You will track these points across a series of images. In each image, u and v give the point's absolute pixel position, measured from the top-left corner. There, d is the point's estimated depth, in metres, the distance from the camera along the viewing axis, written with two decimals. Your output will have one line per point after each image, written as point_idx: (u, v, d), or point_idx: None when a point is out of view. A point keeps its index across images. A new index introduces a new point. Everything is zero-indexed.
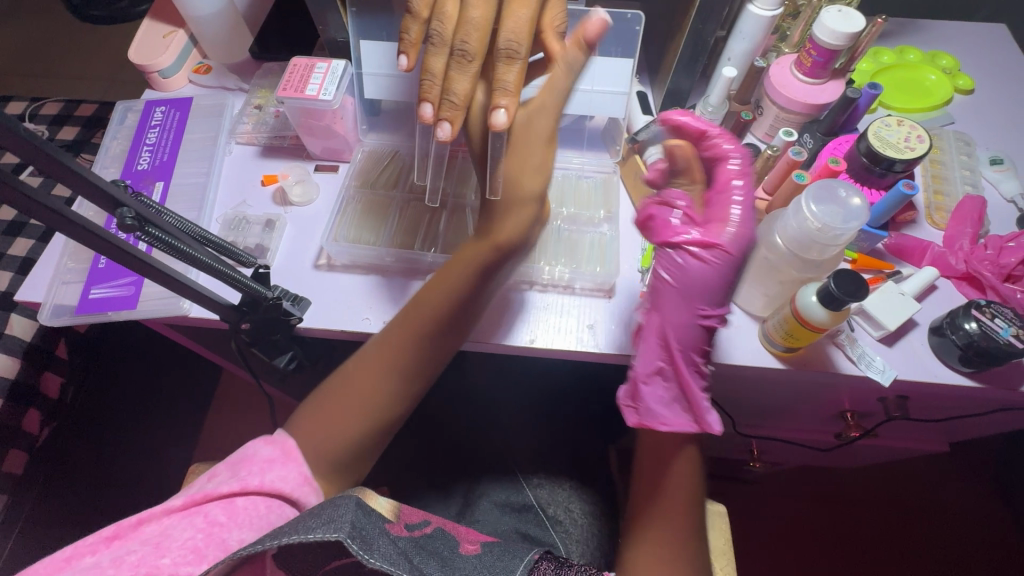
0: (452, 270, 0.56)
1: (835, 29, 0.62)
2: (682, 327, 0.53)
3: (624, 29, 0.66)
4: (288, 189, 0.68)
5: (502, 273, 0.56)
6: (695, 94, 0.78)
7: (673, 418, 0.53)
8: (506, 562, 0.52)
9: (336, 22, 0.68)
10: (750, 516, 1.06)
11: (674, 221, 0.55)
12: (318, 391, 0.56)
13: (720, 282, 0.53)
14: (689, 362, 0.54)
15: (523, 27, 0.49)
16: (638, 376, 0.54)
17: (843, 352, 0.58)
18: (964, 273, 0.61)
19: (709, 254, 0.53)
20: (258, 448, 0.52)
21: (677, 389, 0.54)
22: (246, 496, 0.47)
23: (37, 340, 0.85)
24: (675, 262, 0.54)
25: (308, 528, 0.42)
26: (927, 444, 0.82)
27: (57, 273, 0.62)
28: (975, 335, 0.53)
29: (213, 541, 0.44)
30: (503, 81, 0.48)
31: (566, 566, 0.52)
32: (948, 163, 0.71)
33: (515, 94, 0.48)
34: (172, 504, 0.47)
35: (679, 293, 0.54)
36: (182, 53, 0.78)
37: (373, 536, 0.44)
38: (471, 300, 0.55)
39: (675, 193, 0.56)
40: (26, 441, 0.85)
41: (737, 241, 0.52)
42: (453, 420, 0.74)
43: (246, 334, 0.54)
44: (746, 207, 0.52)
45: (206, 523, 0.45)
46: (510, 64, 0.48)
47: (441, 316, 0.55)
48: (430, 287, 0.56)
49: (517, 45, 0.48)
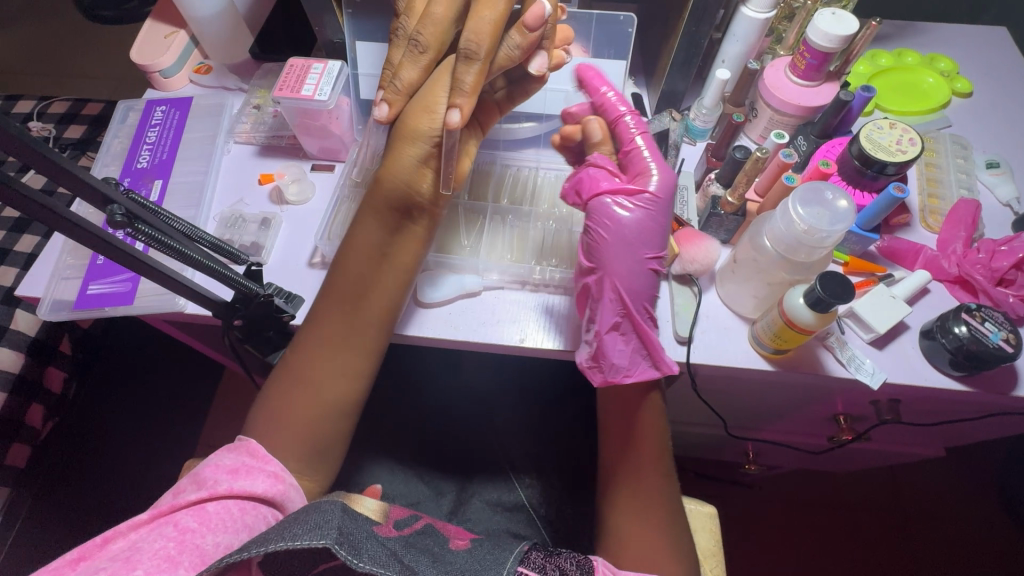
0: (365, 222, 0.55)
1: (829, 31, 0.62)
2: (630, 277, 0.55)
3: (616, 32, 0.67)
4: (284, 188, 0.69)
5: (414, 220, 0.56)
6: (690, 96, 0.78)
7: (636, 370, 0.55)
8: (496, 555, 0.51)
9: (332, 24, 0.69)
10: (747, 519, 1.05)
11: (601, 178, 0.57)
12: (274, 379, 0.55)
13: (655, 228, 0.55)
14: (643, 311, 0.55)
15: (489, 28, 0.46)
16: (601, 333, 0.54)
17: (833, 354, 0.58)
18: (956, 276, 0.61)
19: (637, 203, 0.55)
20: (221, 457, 0.50)
21: (638, 341, 0.55)
22: (217, 501, 0.45)
23: (42, 336, 0.86)
24: (614, 215, 0.55)
25: (294, 536, 0.42)
26: (923, 449, 0.82)
27: (57, 269, 0.63)
28: (964, 340, 0.53)
29: (188, 548, 0.42)
30: (459, 82, 0.47)
31: (554, 553, 0.51)
32: (944, 166, 0.71)
33: (472, 96, 0.47)
34: (138, 517, 0.44)
35: (622, 245, 0.55)
36: (183, 53, 0.79)
37: (361, 539, 0.44)
38: (389, 246, 0.55)
39: (597, 155, 0.58)
40: (29, 434, 0.86)
41: (663, 189, 0.56)
42: (446, 419, 0.74)
43: (239, 330, 0.55)
44: (654, 154, 0.56)
45: (177, 531, 0.43)
46: (469, 64, 0.46)
47: (370, 263, 0.55)
48: (351, 243, 0.56)
49: (473, 46, 0.46)
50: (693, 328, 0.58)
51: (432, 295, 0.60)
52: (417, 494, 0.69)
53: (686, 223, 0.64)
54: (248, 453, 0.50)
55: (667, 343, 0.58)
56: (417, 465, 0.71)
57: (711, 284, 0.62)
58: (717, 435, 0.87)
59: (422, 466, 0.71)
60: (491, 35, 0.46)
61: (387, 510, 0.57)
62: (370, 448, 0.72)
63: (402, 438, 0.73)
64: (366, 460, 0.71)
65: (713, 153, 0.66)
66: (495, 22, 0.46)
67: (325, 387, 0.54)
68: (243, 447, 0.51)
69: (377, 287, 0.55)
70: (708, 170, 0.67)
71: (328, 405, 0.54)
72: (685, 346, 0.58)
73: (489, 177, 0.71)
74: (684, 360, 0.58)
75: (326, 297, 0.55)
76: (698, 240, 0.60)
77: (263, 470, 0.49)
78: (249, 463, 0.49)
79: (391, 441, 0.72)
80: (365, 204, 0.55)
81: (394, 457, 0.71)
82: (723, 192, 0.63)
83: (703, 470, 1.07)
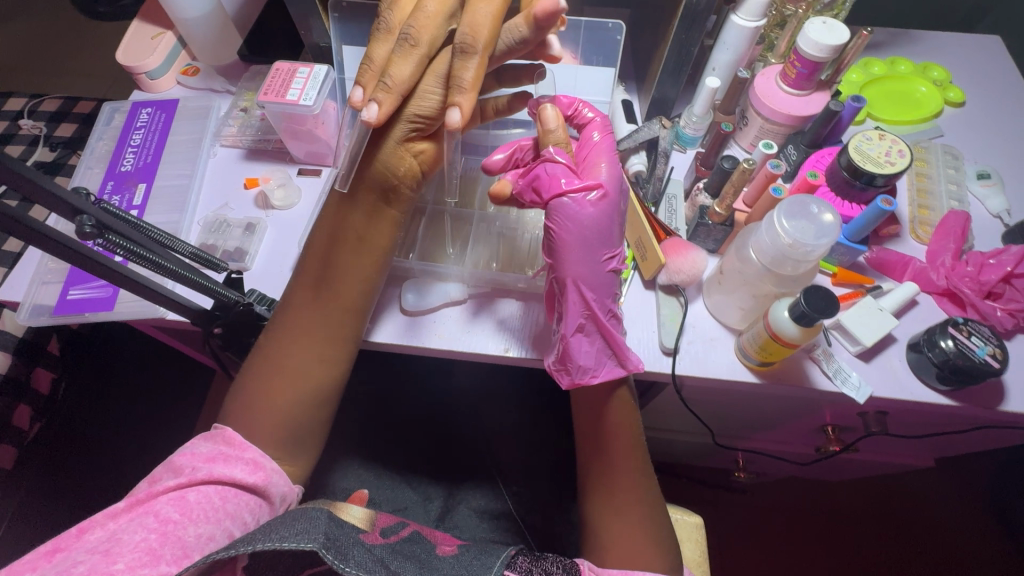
0: (340, 207, 0.54)
1: (819, 40, 0.61)
2: (591, 276, 0.52)
3: (604, 38, 0.67)
4: (269, 193, 0.68)
5: (391, 203, 0.55)
6: (681, 103, 0.78)
7: (603, 370, 0.54)
8: (482, 560, 0.50)
9: (319, 28, 0.69)
10: (738, 525, 1.05)
11: (558, 172, 0.51)
12: (246, 372, 0.54)
13: (611, 224, 0.53)
14: (605, 310, 0.53)
15: (486, 24, 0.46)
16: (567, 337, 0.53)
17: (819, 367, 0.57)
18: (944, 289, 0.61)
19: (594, 199, 0.51)
20: (196, 445, 0.49)
21: (603, 341, 0.54)
22: (196, 489, 0.45)
23: (30, 336, 0.86)
24: (570, 214, 0.51)
25: (281, 537, 0.41)
26: (913, 459, 0.81)
27: (38, 272, 0.62)
28: (950, 354, 0.53)
29: (170, 540, 0.41)
30: (461, 77, 0.46)
31: (541, 558, 0.50)
32: (934, 176, 0.71)
33: (471, 92, 0.46)
34: (115, 507, 0.43)
35: (581, 245, 0.52)
36: (170, 55, 0.78)
37: (347, 545, 0.43)
38: (364, 229, 0.54)
39: (555, 150, 0.52)
40: (16, 435, 0.85)
41: (613, 182, 0.53)
42: (432, 425, 0.73)
43: (218, 338, 0.55)
44: (607, 151, 0.54)
45: (158, 521, 0.41)
46: (466, 60, 0.46)
47: (340, 245, 0.54)
48: (324, 227, 0.55)
49: (475, 41, 0.45)
50: (679, 339, 0.58)
51: (414, 305, 0.60)
52: (403, 500, 0.68)
53: (674, 232, 0.63)
54: (224, 442, 0.49)
55: (653, 354, 0.58)
56: (402, 472, 0.70)
57: (698, 295, 0.62)
58: (706, 443, 0.87)
59: (407, 473, 0.70)
60: (491, 30, 0.46)
61: (373, 517, 0.55)
62: (355, 455, 0.71)
63: (387, 444, 0.72)
64: (351, 466, 0.70)
65: (702, 162, 0.66)
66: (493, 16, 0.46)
67: (303, 375, 0.53)
68: (219, 436, 0.50)
69: (341, 281, 0.54)
70: (697, 179, 0.66)
71: (298, 411, 0.53)
72: (671, 357, 0.58)
73: (476, 184, 0.70)
74: (670, 372, 0.57)
75: (291, 300, 0.54)
76: (685, 250, 0.59)
77: (240, 457, 0.49)
78: (225, 451, 0.49)
79: (375, 447, 0.71)
80: (341, 189, 0.54)
81: (378, 463, 0.70)
82: (711, 202, 0.62)
83: (694, 476, 1.07)
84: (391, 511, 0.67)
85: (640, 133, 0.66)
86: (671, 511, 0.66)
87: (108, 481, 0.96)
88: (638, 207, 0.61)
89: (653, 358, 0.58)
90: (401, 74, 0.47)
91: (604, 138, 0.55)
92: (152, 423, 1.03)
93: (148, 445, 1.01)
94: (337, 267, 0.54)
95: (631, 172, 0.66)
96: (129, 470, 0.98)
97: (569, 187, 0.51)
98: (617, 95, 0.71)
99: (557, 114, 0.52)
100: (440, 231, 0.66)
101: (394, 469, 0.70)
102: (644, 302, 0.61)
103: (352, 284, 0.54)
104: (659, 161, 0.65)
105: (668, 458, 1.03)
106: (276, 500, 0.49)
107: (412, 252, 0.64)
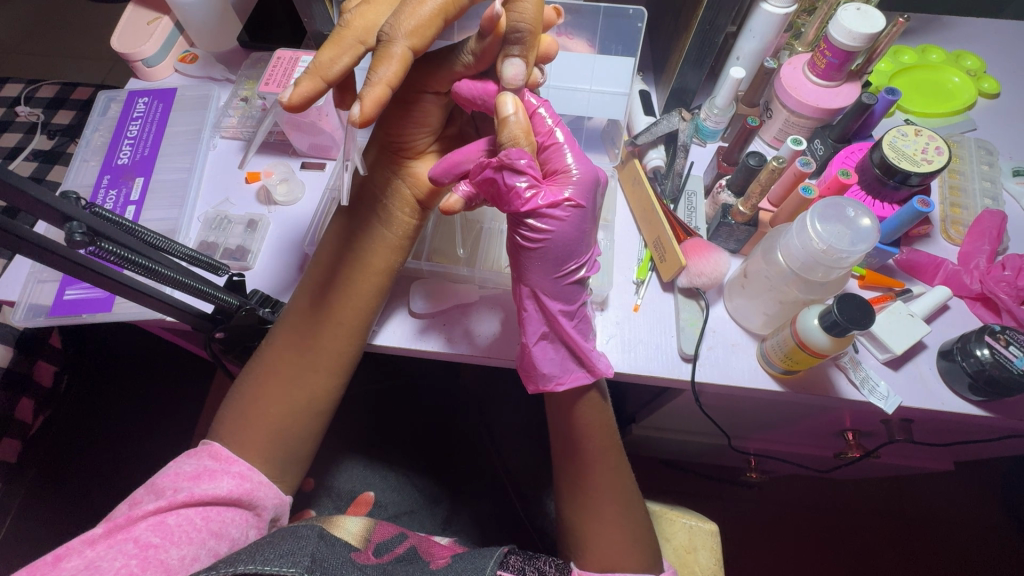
0: (342, 221, 0.55)
1: (853, 29, 0.57)
2: (552, 290, 0.49)
3: (626, 26, 0.64)
4: (272, 188, 0.65)
5: (386, 211, 0.54)
6: (701, 94, 0.74)
7: (569, 377, 0.51)
8: (475, 562, 0.47)
9: (322, 15, 0.66)
10: (748, 521, 1.03)
11: (520, 189, 0.44)
12: (245, 384, 0.52)
13: (580, 237, 0.47)
14: (567, 317, 0.50)
15: (425, 23, 0.39)
16: (530, 346, 0.50)
17: (846, 375, 0.54)
18: (979, 293, 0.58)
19: (560, 211, 0.46)
20: (181, 464, 0.48)
21: (567, 347, 0.51)
22: (176, 513, 0.43)
23: (29, 330, 0.82)
24: (537, 230, 0.46)
25: (265, 559, 0.39)
26: (935, 463, 0.79)
27: (32, 271, 0.59)
28: (986, 363, 0.50)
29: (152, 565, 0.39)
30: (371, 73, 0.37)
31: (532, 559, 0.49)
32: (967, 173, 0.67)
33: (387, 87, 0.37)
34: (91, 533, 0.41)
35: (546, 257, 0.48)
36: (168, 41, 0.75)
37: (335, 568, 0.41)
38: (357, 239, 0.53)
39: (512, 150, 0.44)
40: (19, 429, 0.82)
41: (585, 189, 0.47)
42: (441, 429, 0.71)
43: (221, 342, 0.53)
44: (578, 151, 0.48)
45: (138, 547, 0.40)
46: (388, 50, 0.38)
47: (343, 256, 0.53)
48: (328, 237, 0.55)
49: (396, 31, 0.38)
50: (699, 346, 0.55)
51: (430, 305, 0.57)
52: (410, 502, 0.66)
53: (695, 232, 0.61)
54: (210, 456, 0.48)
55: (670, 360, 0.55)
56: (406, 474, 0.68)
57: (718, 298, 0.59)
58: (718, 444, 0.85)
59: (413, 476, 0.68)
60: (428, 24, 0.39)
61: (369, 532, 0.52)
62: (359, 456, 0.69)
63: (392, 448, 0.69)
64: (356, 468, 0.68)
65: (724, 158, 0.63)
66: (434, 11, 0.39)
67: (298, 385, 0.51)
68: (205, 451, 0.49)
69: (347, 299, 0.52)
70: (719, 175, 0.63)
71: (292, 421, 0.51)
72: (691, 364, 0.55)
73: None
74: (689, 379, 0.55)
75: (292, 306, 0.53)
76: (707, 252, 0.57)
77: (226, 471, 0.47)
78: (210, 467, 0.47)
79: (380, 448, 0.69)
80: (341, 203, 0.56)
81: (385, 465, 0.68)
82: (734, 201, 0.59)
83: (703, 470, 1.05)
84: (396, 515, 0.65)
85: (659, 126, 0.61)
86: (683, 518, 0.63)
87: (109, 475, 0.94)
88: (657, 206, 0.59)
89: (672, 366, 0.55)
90: (331, 65, 0.38)
91: (559, 125, 0.49)
92: (156, 417, 1.00)
93: (150, 438, 0.99)
94: (342, 283, 0.52)
95: (649, 168, 0.63)
96: (132, 465, 0.96)
97: (531, 202, 0.45)
98: (633, 87, 0.67)
99: (517, 102, 0.44)
100: (450, 232, 0.63)
101: (400, 471, 0.68)
102: (663, 305, 0.59)
103: (361, 297, 0.52)
104: (679, 155, 0.62)
105: (678, 458, 1.03)
106: (264, 511, 0.48)
107: (422, 251, 0.61)
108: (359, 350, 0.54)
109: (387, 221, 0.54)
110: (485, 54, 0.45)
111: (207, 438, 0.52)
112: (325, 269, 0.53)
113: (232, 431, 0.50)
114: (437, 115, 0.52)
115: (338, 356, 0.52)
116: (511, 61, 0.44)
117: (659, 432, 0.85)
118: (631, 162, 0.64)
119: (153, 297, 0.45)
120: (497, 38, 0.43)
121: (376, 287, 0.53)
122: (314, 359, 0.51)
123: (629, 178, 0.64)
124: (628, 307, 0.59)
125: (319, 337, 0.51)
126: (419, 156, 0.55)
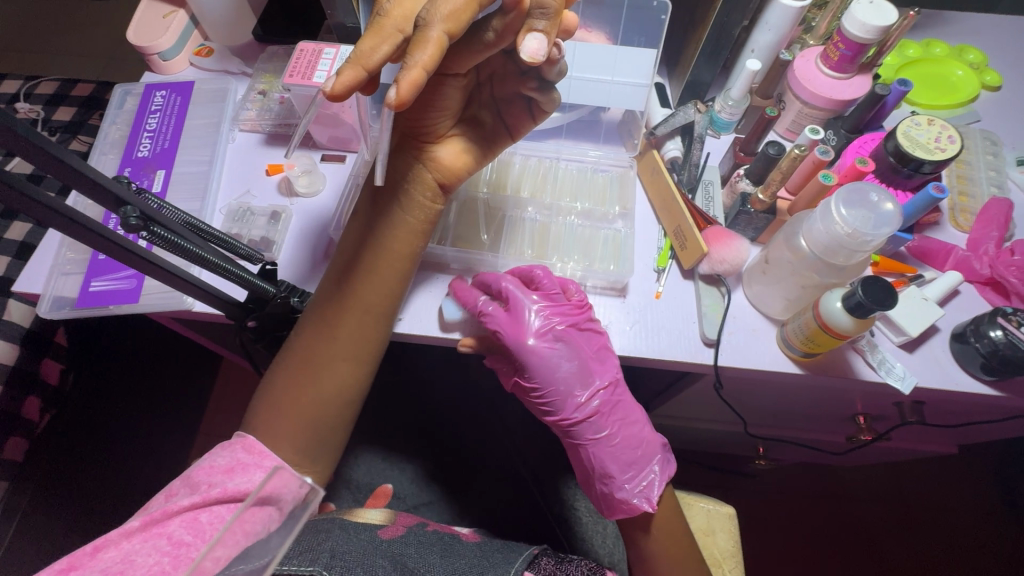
0: (362, 218, 0.55)
1: (866, 21, 0.59)
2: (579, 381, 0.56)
3: (647, 19, 0.65)
4: (293, 179, 0.65)
5: (408, 199, 0.54)
6: (714, 86, 0.76)
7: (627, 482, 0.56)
8: (505, 554, 0.51)
9: (344, 7, 0.67)
10: (754, 509, 1.05)
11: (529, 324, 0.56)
12: (274, 373, 0.53)
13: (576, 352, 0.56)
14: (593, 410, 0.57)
15: (462, 8, 0.39)
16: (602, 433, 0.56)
17: (863, 358, 0.56)
18: (988, 277, 0.60)
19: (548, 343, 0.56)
20: (216, 456, 0.48)
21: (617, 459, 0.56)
22: (209, 510, 0.42)
23: (36, 327, 0.78)
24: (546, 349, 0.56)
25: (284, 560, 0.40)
26: (940, 446, 0.81)
27: (56, 264, 0.60)
28: (1000, 344, 0.52)
29: (183, 561, 0.38)
30: (409, 57, 0.37)
31: (564, 561, 0.51)
32: (973, 163, 0.69)
33: (424, 70, 0.37)
34: (128, 525, 0.40)
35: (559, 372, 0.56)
36: (182, 35, 0.75)
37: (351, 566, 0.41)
38: (375, 232, 0.53)
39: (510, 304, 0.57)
40: (26, 428, 0.79)
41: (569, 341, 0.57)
42: (462, 419, 0.72)
43: (252, 332, 0.53)
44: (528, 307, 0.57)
45: (171, 544, 0.39)
46: (424, 36, 0.37)
47: (362, 251, 0.53)
48: (349, 235, 0.55)
49: (433, 15, 0.38)
50: (721, 330, 0.56)
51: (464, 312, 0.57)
52: (427, 495, 0.67)
53: (714, 220, 0.62)
54: (244, 449, 0.49)
55: (692, 345, 0.57)
56: (426, 464, 0.69)
57: (738, 284, 0.60)
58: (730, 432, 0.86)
59: (434, 466, 0.69)
60: (465, 9, 0.39)
61: (393, 517, 0.55)
62: (380, 447, 0.70)
63: (411, 439, 0.70)
64: (375, 460, 0.69)
65: (742, 148, 0.64)
66: None
67: (327, 373, 0.51)
68: (239, 443, 0.49)
69: (370, 289, 0.53)
70: (736, 165, 0.64)
71: (323, 407, 0.51)
72: (713, 348, 0.56)
73: (510, 167, 0.68)
74: (711, 363, 0.56)
75: (319, 297, 0.54)
76: (727, 239, 0.58)
77: (258, 465, 0.48)
78: (244, 460, 0.48)
79: (400, 438, 0.71)
80: (365, 196, 0.56)
81: (403, 458, 0.69)
82: (752, 189, 0.61)
83: (708, 461, 1.07)
84: (414, 506, 0.66)
85: (676, 117, 0.64)
86: (702, 503, 0.65)
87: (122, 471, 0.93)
88: (677, 195, 0.60)
89: (695, 351, 0.57)
90: (371, 53, 0.37)
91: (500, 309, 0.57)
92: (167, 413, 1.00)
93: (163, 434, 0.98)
94: (366, 274, 0.53)
95: (667, 158, 0.64)
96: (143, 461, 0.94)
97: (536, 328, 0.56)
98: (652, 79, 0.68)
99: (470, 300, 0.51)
100: (473, 220, 0.64)
101: (419, 463, 0.69)
102: (683, 292, 0.60)
103: (385, 287, 0.53)
104: (695, 146, 0.64)
105: (686, 447, 1.05)
106: None
107: (446, 239, 0.62)
108: (385, 336, 0.54)
109: (407, 206, 0.54)
110: (506, 32, 0.44)
111: (240, 429, 0.52)
112: (350, 256, 0.54)
113: (264, 422, 0.51)
114: (456, 97, 0.52)
115: (367, 341, 0.53)
116: (534, 34, 0.42)
117: (674, 420, 0.87)
118: (649, 153, 0.65)
119: (193, 283, 0.46)
120: (521, 14, 0.43)
121: (397, 274, 0.54)
122: (345, 347, 0.52)
123: (647, 168, 0.65)
124: (649, 294, 0.60)
125: (349, 327, 0.52)
126: (440, 141, 0.55)
